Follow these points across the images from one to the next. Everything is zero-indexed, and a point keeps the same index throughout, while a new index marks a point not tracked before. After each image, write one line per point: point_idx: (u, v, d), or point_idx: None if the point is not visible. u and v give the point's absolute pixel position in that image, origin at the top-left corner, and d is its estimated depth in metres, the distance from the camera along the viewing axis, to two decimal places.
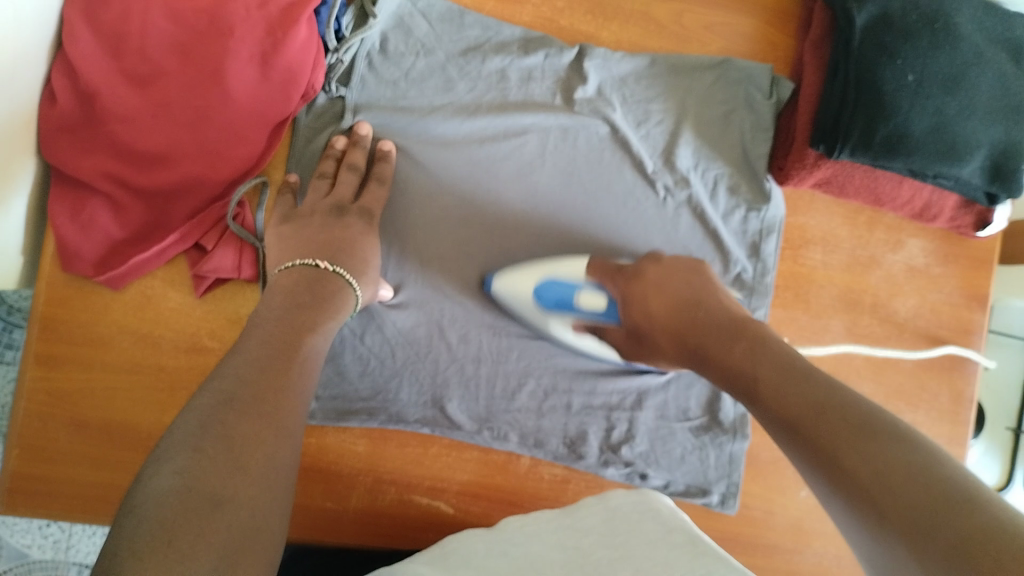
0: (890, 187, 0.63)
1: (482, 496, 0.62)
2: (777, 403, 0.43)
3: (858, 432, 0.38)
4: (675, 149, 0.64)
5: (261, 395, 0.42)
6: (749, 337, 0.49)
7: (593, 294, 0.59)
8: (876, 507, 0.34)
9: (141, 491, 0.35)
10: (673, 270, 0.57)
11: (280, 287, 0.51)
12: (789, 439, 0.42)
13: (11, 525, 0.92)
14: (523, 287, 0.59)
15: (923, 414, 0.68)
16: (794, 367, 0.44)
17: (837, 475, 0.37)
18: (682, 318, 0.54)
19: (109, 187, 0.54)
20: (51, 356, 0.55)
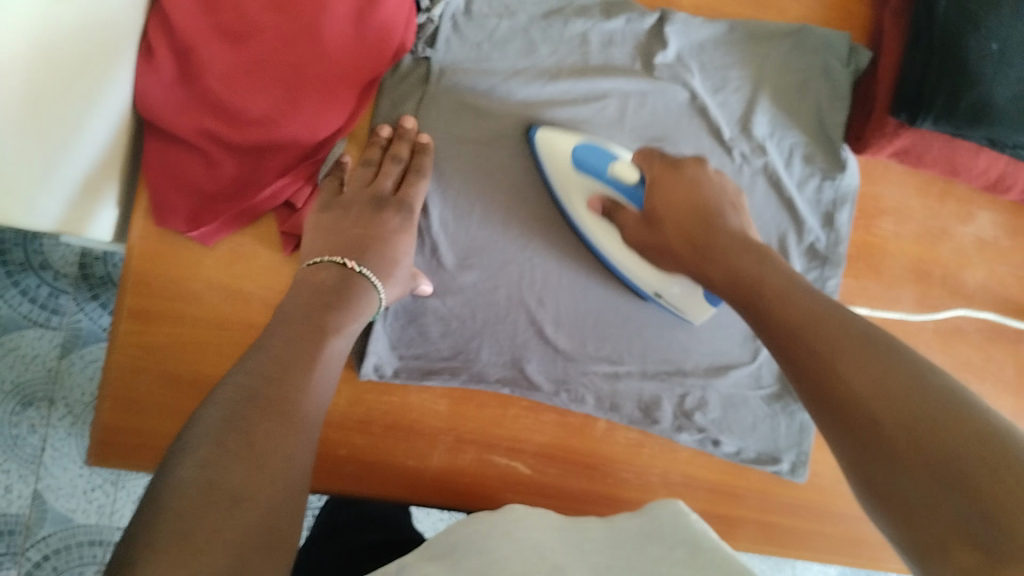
0: (967, 158, 0.64)
1: (558, 457, 0.63)
2: (775, 308, 0.46)
3: (858, 345, 0.41)
4: (752, 116, 0.65)
5: (281, 396, 0.42)
6: (759, 252, 0.50)
7: (628, 166, 0.56)
8: (869, 412, 0.37)
9: (164, 484, 0.36)
10: (687, 187, 0.56)
11: (308, 283, 0.51)
12: (783, 344, 0.45)
13: (56, 489, 0.92)
14: (564, 145, 0.58)
15: (989, 385, 0.68)
16: (795, 284, 0.47)
17: (833, 379, 0.40)
18: (697, 221, 0.54)
19: (204, 144, 0.54)
20: (144, 310, 0.56)
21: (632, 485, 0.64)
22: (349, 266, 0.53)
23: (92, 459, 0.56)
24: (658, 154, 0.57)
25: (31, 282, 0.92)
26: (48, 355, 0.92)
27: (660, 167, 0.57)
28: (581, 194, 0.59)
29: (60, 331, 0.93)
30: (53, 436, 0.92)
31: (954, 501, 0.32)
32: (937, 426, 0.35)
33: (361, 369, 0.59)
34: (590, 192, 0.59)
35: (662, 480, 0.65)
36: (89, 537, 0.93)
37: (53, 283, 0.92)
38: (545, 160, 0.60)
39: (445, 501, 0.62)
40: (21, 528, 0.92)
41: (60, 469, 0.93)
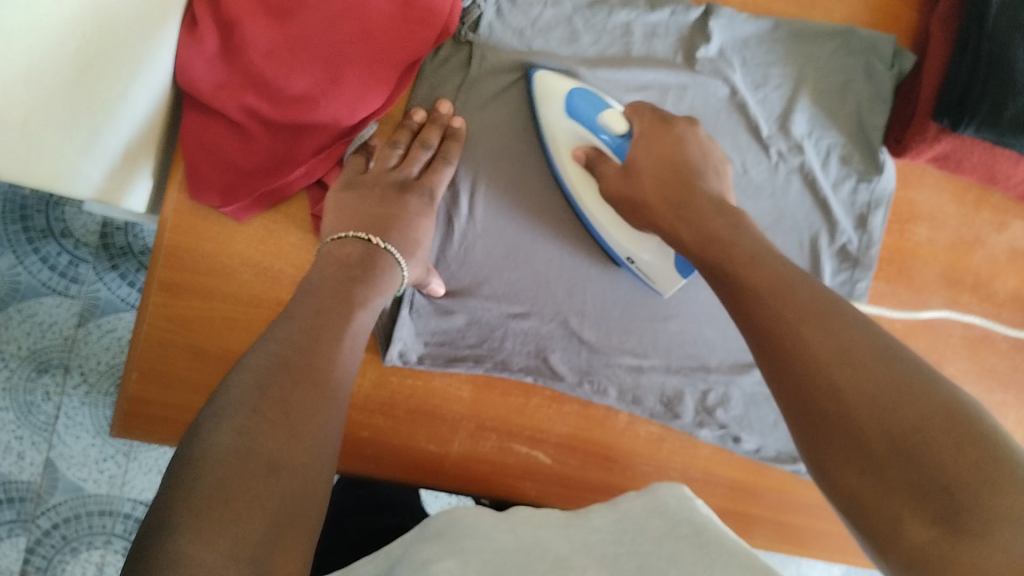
0: (1006, 166, 0.63)
1: (579, 449, 0.63)
2: (744, 272, 0.45)
3: (816, 313, 0.41)
4: (791, 114, 0.64)
5: (313, 363, 0.41)
6: (732, 215, 0.50)
7: (616, 116, 0.57)
8: (830, 382, 0.38)
9: (202, 443, 0.35)
10: (673, 142, 0.55)
11: (331, 257, 0.51)
12: (758, 345, 0.42)
13: (69, 457, 0.93)
14: (560, 81, 0.58)
15: (1013, 395, 0.68)
16: (772, 267, 0.45)
17: (815, 384, 0.38)
18: (680, 176, 0.54)
19: (241, 118, 0.54)
20: (173, 284, 0.56)
21: (652, 479, 0.64)
22: (378, 244, 0.52)
23: (117, 430, 0.56)
24: (651, 108, 0.58)
25: (51, 250, 0.92)
26: (65, 324, 0.92)
27: (651, 120, 0.57)
28: (567, 139, 0.58)
29: (78, 299, 0.93)
30: (67, 405, 0.92)
31: (913, 494, 0.34)
32: (908, 410, 0.35)
33: (386, 355, 0.58)
34: (575, 141, 0.58)
35: (681, 474, 0.65)
36: (99, 507, 0.93)
37: (73, 252, 0.92)
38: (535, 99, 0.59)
39: (462, 486, 0.62)
40: (31, 495, 0.92)
41: (72, 438, 0.93)
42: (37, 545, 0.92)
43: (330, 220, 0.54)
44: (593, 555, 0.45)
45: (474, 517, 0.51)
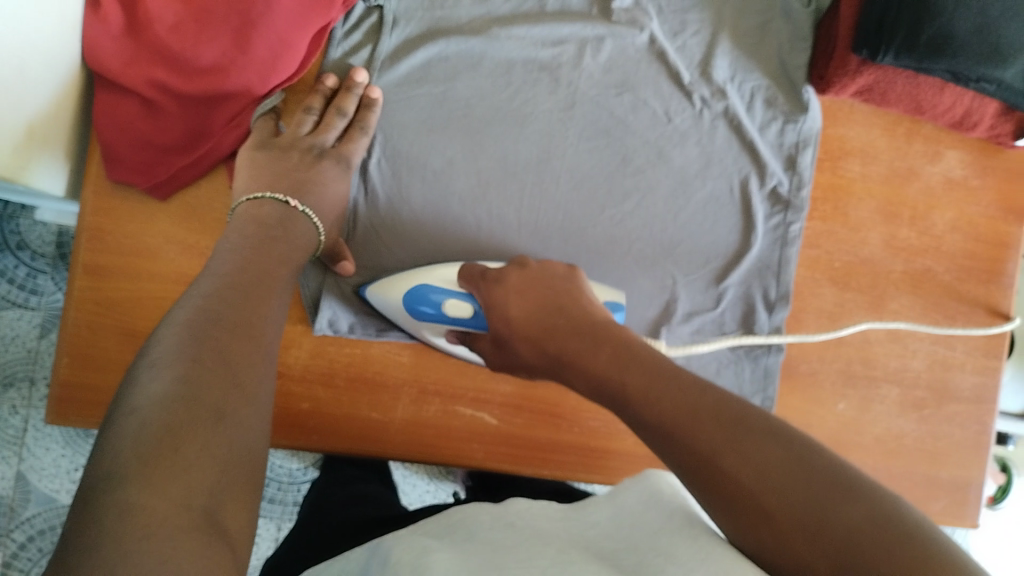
0: (931, 94, 0.63)
1: (524, 408, 0.63)
2: (651, 399, 0.42)
3: (730, 434, 0.38)
4: (712, 60, 0.64)
5: (246, 319, 0.42)
6: (614, 339, 0.49)
7: (458, 301, 0.57)
8: (760, 505, 0.35)
9: (138, 399, 0.35)
10: (537, 284, 0.55)
11: (248, 215, 0.51)
12: (658, 443, 0.41)
13: (39, 470, 0.91)
14: (395, 294, 0.57)
15: (960, 327, 0.68)
16: (660, 370, 0.45)
17: (718, 476, 0.37)
18: (546, 320, 0.53)
19: (154, 95, 0.54)
20: (97, 265, 0.55)
21: (601, 434, 0.64)
22: (295, 206, 0.53)
23: (51, 417, 0.55)
24: (483, 276, 0.56)
25: (9, 263, 0.90)
26: (27, 336, 0.91)
27: (486, 282, 0.56)
28: (436, 333, 0.58)
29: (39, 311, 0.92)
30: (35, 416, 0.91)
31: None
32: (823, 498, 0.34)
33: (315, 323, 0.58)
34: (441, 329, 0.58)
35: (630, 427, 0.64)
36: None
37: (31, 264, 0.91)
38: (387, 313, 0.58)
39: (410, 454, 0.61)
40: (5, 509, 0.91)
41: (42, 450, 0.91)
42: (13, 561, 0.91)
43: (243, 180, 0.54)
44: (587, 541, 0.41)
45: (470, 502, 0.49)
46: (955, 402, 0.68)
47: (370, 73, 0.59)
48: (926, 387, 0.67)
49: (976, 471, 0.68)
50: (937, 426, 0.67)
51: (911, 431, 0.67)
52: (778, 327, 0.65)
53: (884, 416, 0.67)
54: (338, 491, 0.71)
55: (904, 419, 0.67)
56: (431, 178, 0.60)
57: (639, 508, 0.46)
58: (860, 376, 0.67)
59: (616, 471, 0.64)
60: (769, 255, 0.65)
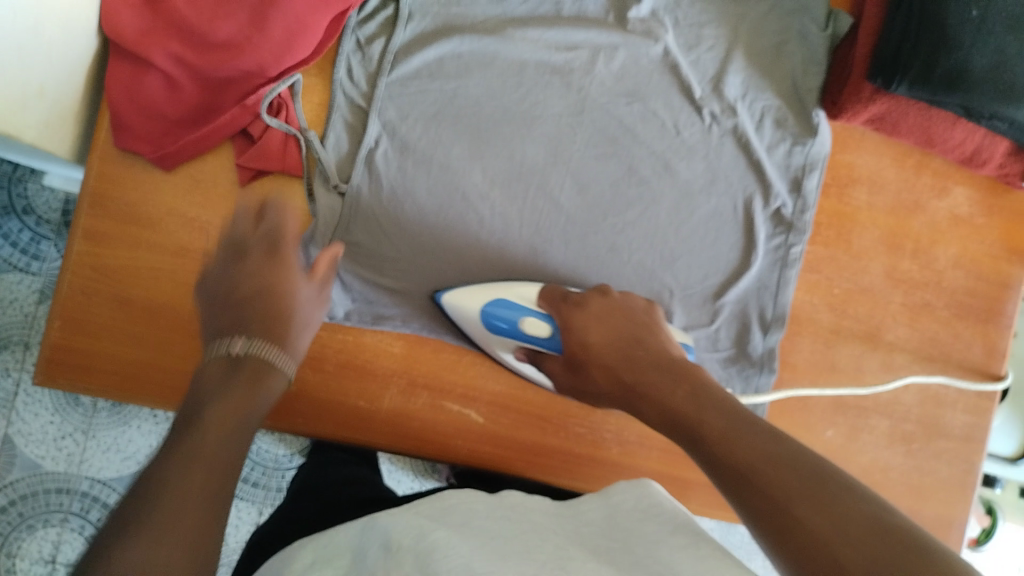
0: (942, 128, 0.63)
1: (512, 408, 0.62)
2: (727, 449, 0.41)
3: (808, 486, 0.36)
4: (724, 76, 0.64)
5: (259, 366, 0.45)
6: (691, 380, 0.48)
7: (538, 320, 0.57)
8: (833, 558, 0.32)
9: (170, 483, 0.34)
10: (611, 316, 0.56)
11: (209, 375, 0.43)
12: (726, 483, 0.40)
13: (27, 435, 0.89)
14: (471, 305, 0.58)
15: (954, 364, 0.68)
16: (736, 415, 0.43)
17: (788, 525, 0.34)
18: (622, 353, 0.53)
19: (167, 65, 0.54)
20: (98, 231, 0.56)
21: (585, 441, 0.64)
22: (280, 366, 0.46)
23: (39, 378, 0.56)
24: (562, 296, 0.58)
25: (12, 226, 0.89)
26: (26, 300, 0.90)
27: (568, 306, 0.57)
28: (505, 348, 0.59)
29: (40, 277, 0.90)
30: (27, 381, 0.89)
31: None
32: (912, 568, 0.30)
33: None
34: (511, 345, 0.58)
35: (617, 437, 0.64)
36: (57, 485, 0.89)
37: (35, 229, 0.90)
38: (459, 322, 0.59)
39: (398, 445, 0.61)
40: None
41: (31, 415, 0.89)
42: None
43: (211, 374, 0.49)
44: (593, 551, 0.43)
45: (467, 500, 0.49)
46: (944, 439, 0.67)
47: (381, 65, 0.59)
48: (916, 422, 0.67)
49: (960, 511, 0.67)
50: (924, 462, 0.67)
51: (898, 464, 0.67)
52: (772, 347, 0.64)
53: (871, 446, 0.67)
54: (325, 473, 0.69)
55: (891, 451, 0.67)
56: (437, 172, 0.60)
57: (633, 524, 0.47)
58: (851, 405, 0.67)
59: (598, 480, 0.64)
60: (768, 276, 0.65)
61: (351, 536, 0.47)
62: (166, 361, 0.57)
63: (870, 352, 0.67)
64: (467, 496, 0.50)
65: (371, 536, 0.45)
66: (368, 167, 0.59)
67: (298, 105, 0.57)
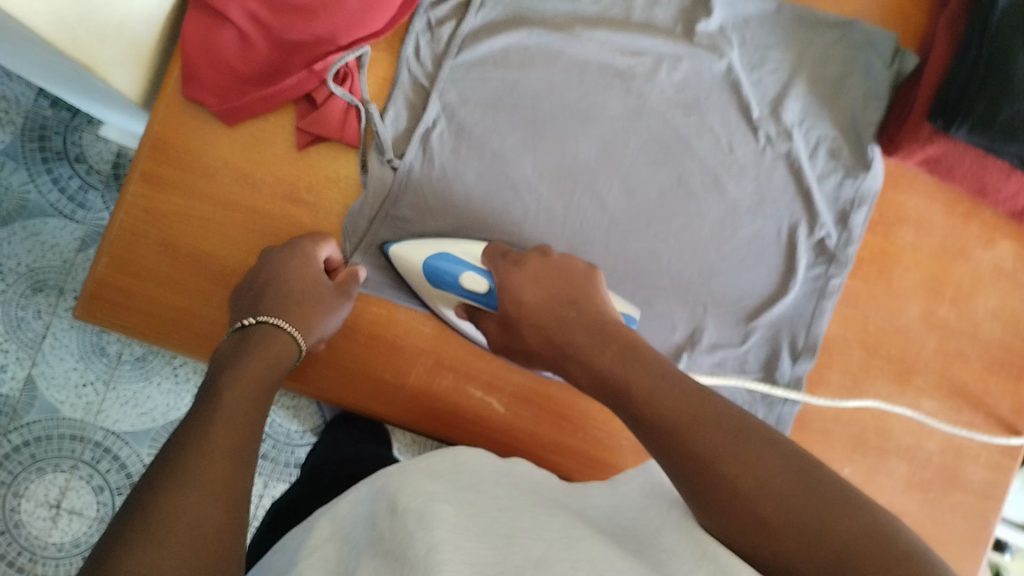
0: (997, 178, 0.62)
1: (533, 402, 0.63)
2: (651, 410, 0.45)
3: (733, 445, 0.42)
4: (784, 100, 0.65)
5: (232, 429, 0.45)
6: (621, 340, 0.51)
7: (477, 275, 0.58)
8: (760, 514, 0.38)
9: (191, 462, 0.42)
10: (553, 275, 0.56)
11: (234, 337, 0.52)
12: (656, 444, 0.44)
13: (49, 377, 0.88)
14: (416, 258, 0.58)
15: (982, 416, 0.67)
16: (665, 375, 0.47)
17: (720, 488, 0.40)
18: (558, 316, 0.55)
19: (243, 23, 0.56)
20: (155, 175, 0.57)
21: (602, 445, 0.64)
22: (285, 328, 0.54)
23: (79, 311, 0.56)
24: (503, 254, 0.58)
25: (63, 172, 0.89)
26: (66, 247, 0.89)
27: (508, 264, 0.57)
28: (447, 304, 0.59)
29: (83, 225, 0.90)
30: (57, 326, 0.89)
31: None
32: (815, 505, 0.38)
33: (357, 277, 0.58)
34: (454, 301, 0.59)
35: (633, 444, 0.64)
36: (72, 431, 0.89)
37: (85, 177, 0.90)
38: (404, 274, 0.59)
39: (416, 423, 0.61)
40: (7, 409, 0.87)
41: (57, 359, 0.89)
42: (2, 462, 0.87)
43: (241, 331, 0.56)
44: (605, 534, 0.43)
45: (476, 464, 0.51)
46: (962, 491, 0.66)
47: (449, 49, 0.61)
48: (936, 470, 0.66)
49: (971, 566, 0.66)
50: (940, 512, 0.66)
51: (914, 511, 0.66)
52: (800, 375, 0.64)
53: (888, 489, 0.66)
54: (340, 452, 0.70)
55: (908, 496, 0.66)
56: (489, 158, 0.61)
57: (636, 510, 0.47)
58: (872, 444, 0.66)
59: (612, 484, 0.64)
60: (804, 306, 0.65)
61: (365, 504, 0.47)
62: (203, 310, 0.58)
63: (898, 394, 0.66)
64: (478, 459, 0.52)
65: (385, 499, 0.45)
66: (423, 144, 0.60)
67: (363, 78, 0.59)
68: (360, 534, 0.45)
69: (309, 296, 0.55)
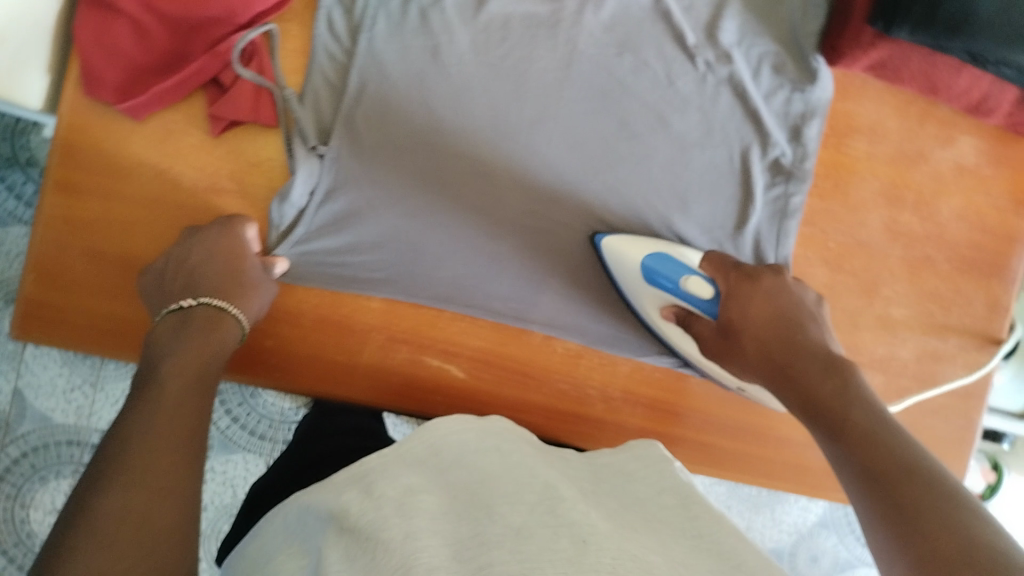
0: (947, 75, 0.60)
1: (493, 363, 0.62)
2: (869, 453, 0.41)
3: (939, 505, 0.37)
4: (719, 22, 0.62)
5: (176, 418, 0.44)
6: (845, 374, 0.47)
7: (701, 281, 0.57)
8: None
9: (141, 458, 0.40)
10: (765, 298, 0.55)
11: (170, 321, 0.50)
12: (864, 487, 0.40)
13: (34, 386, 0.83)
14: (633, 254, 0.58)
15: (956, 318, 0.66)
16: (887, 421, 0.43)
17: (922, 540, 0.35)
18: (777, 335, 0.53)
19: (136, 10, 0.53)
20: (69, 183, 0.55)
21: (568, 397, 0.63)
22: (229, 311, 0.52)
23: (16, 331, 0.56)
24: (733, 266, 0.57)
25: (17, 178, 0.81)
26: None
27: (734, 279, 0.56)
28: (657, 302, 0.59)
29: None
30: None
31: None
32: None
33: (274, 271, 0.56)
34: (663, 301, 0.59)
35: (600, 393, 0.63)
36: (66, 437, 0.84)
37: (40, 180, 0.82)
38: (614, 267, 0.60)
39: (375, 396, 0.61)
40: None
41: (39, 367, 0.83)
42: (5, 475, 0.83)
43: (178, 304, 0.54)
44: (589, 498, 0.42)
45: (447, 427, 0.48)
46: (941, 395, 0.66)
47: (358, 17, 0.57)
48: (913, 378, 0.65)
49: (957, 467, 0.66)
50: (917, 418, 0.65)
51: None
52: None
53: None
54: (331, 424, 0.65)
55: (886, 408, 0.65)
56: (419, 130, 0.58)
57: (623, 485, 0.46)
58: None
59: (585, 435, 0.64)
60: (767, 228, 0.63)
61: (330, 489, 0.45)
62: (141, 314, 0.57)
63: (867, 307, 0.65)
64: (456, 425, 0.48)
65: (357, 485, 0.43)
66: (348, 126, 0.57)
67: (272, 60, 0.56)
68: (316, 510, 0.42)
69: (243, 275, 0.53)
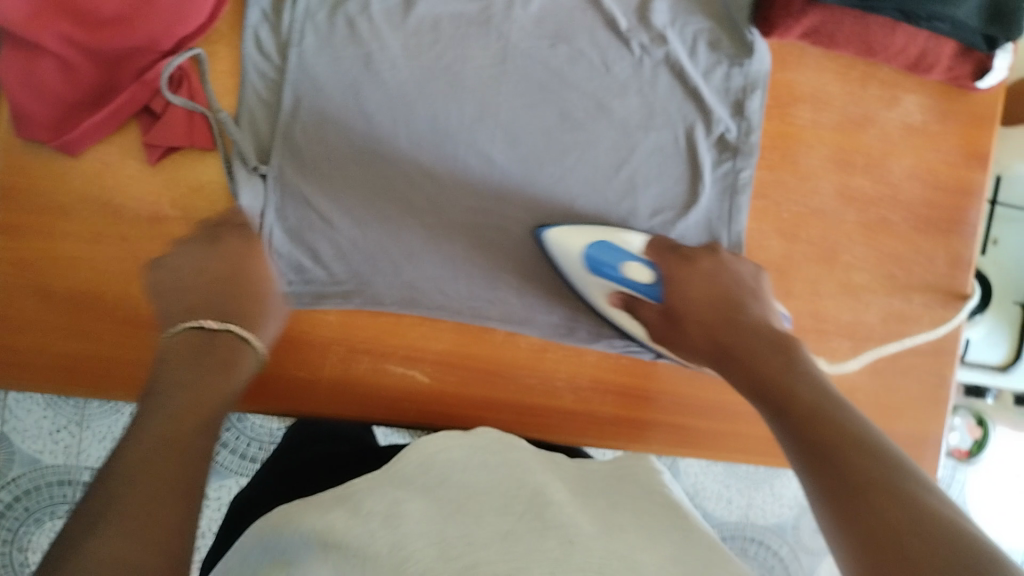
0: (882, 34, 0.60)
1: (457, 365, 0.62)
2: (810, 424, 0.40)
3: (878, 471, 0.36)
4: (650, 4, 0.61)
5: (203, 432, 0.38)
6: (789, 352, 0.47)
7: (640, 266, 0.58)
8: (897, 544, 0.32)
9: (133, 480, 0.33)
10: (709, 278, 0.55)
11: (176, 346, 0.44)
12: (802, 460, 0.39)
13: (20, 429, 0.81)
14: (576, 245, 0.58)
15: (917, 277, 0.65)
16: (826, 393, 0.43)
17: (862, 507, 0.34)
18: (722, 316, 0.52)
19: (61, 47, 0.53)
20: (11, 226, 0.55)
21: (537, 392, 0.63)
22: (252, 344, 0.47)
23: None
24: (671, 249, 0.58)
25: None
26: None
27: (674, 259, 0.57)
28: (600, 291, 0.60)
29: None
30: None
31: None
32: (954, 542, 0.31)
33: None
34: (606, 289, 0.60)
35: (568, 384, 0.63)
36: (58, 477, 0.82)
37: None
38: (558, 260, 0.60)
39: (341, 408, 0.60)
40: None
41: (23, 411, 0.81)
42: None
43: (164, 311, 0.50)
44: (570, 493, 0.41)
45: (432, 443, 0.47)
46: (910, 355, 0.65)
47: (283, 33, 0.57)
48: (879, 340, 0.65)
49: (932, 425, 0.66)
50: (889, 379, 0.65)
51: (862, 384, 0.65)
52: None
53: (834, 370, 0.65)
54: None
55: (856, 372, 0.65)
56: (359, 139, 0.58)
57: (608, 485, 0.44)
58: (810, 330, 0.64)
59: (555, 428, 0.63)
60: (716, 206, 0.63)
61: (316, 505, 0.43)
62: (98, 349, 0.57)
63: (827, 274, 0.64)
64: (442, 443, 0.47)
65: (344, 505, 0.40)
66: (287, 143, 0.57)
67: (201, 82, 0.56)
68: (304, 525, 0.39)
69: (249, 290, 0.50)
